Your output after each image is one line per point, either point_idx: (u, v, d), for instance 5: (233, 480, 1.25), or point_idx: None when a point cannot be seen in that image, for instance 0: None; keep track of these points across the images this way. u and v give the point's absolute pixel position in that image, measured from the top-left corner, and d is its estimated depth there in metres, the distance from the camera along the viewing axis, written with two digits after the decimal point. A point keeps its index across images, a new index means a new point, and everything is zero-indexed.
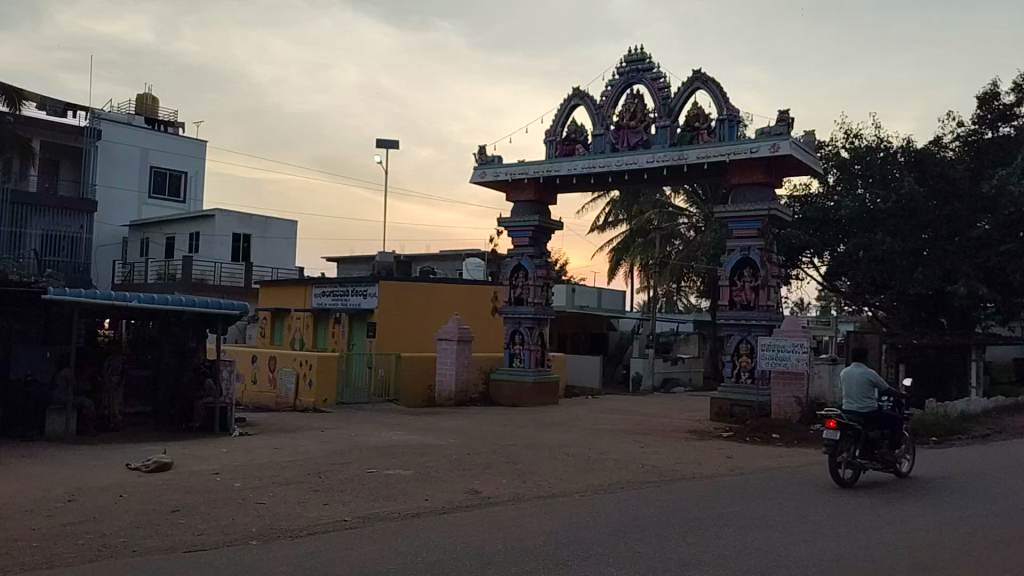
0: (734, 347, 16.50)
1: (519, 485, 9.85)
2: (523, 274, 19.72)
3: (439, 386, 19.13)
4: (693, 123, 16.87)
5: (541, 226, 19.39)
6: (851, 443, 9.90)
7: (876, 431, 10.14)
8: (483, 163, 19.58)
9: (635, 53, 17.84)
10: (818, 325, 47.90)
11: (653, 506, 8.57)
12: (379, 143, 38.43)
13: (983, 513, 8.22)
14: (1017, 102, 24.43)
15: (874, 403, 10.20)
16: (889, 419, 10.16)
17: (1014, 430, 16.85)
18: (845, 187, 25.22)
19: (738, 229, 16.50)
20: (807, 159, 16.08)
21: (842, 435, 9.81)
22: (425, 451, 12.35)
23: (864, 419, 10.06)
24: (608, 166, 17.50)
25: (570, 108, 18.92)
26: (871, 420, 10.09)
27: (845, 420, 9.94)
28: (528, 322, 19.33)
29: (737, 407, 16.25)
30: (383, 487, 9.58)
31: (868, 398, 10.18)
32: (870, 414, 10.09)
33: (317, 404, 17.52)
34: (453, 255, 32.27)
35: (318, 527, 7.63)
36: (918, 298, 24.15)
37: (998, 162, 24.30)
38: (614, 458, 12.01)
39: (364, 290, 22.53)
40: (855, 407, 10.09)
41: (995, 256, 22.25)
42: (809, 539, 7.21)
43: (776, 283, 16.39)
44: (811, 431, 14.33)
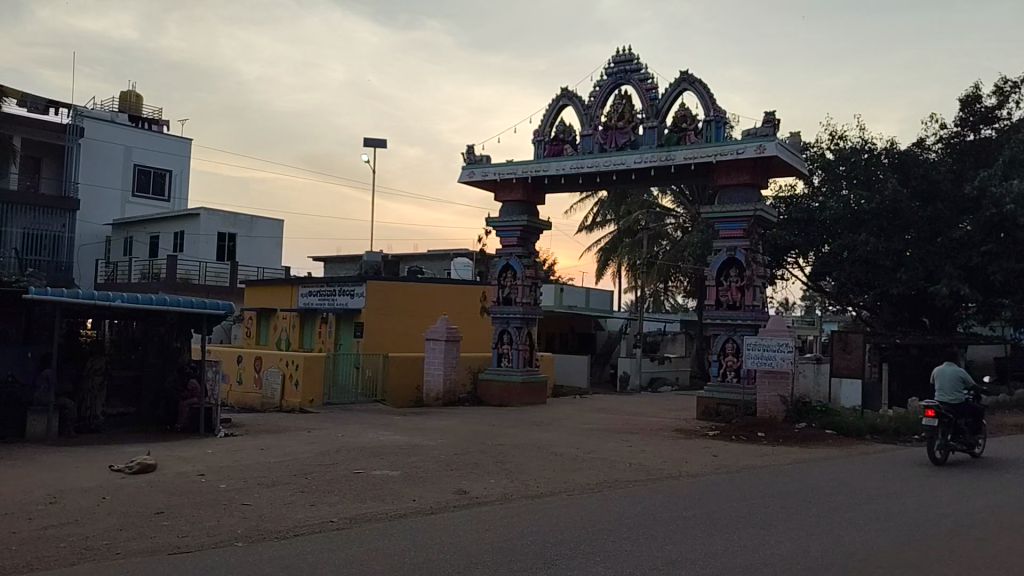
0: (720, 346, 16.64)
1: (506, 485, 9.90)
2: (511, 274, 19.76)
3: (427, 385, 19.15)
4: (680, 124, 16.99)
5: (529, 226, 19.46)
6: (944, 429, 11.58)
7: (962, 419, 11.83)
8: (471, 163, 19.63)
9: (623, 54, 17.94)
10: (802, 325, 48.26)
11: (639, 505, 8.66)
12: (366, 142, 38.37)
13: (963, 511, 8.37)
14: (999, 104, 24.78)
15: (962, 396, 11.90)
16: (975, 410, 11.88)
17: (995, 429, 17.07)
18: (829, 188, 25.46)
19: (724, 229, 16.62)
20: (792, 160, 16.23)
21: (937, 422, 11.47)
22: (414, 451, 12.38)
23: (954, 409, 11.74)
24: (595, 166, 17.60)
25: (559, 108, 18.99)
26: (959, 410, 11.76)
27: (940, 410, 11.60)
28: (516, 322, 19.40)
29: (723, 406, 16.37)
30: (370, 487, 9.60)
31: (957, 391, 11.88)
32: (958, 405, 11.78)
33: (303, 404, 17.48)
34: (441, 255, 32.29)
35: (305, 528, 7.66)
36: (901, 298, 24.44)
37: (980, 164, 24.65)
38: (601, 458, 12.10)
39: (351, 290, 22.50)
40: (946, 399, 11.80)
41: (976, 256, 22.56)
42: (792, 536, 7.33)
43: (761, 283, 16.53)
44: (797, 430, 14.46)
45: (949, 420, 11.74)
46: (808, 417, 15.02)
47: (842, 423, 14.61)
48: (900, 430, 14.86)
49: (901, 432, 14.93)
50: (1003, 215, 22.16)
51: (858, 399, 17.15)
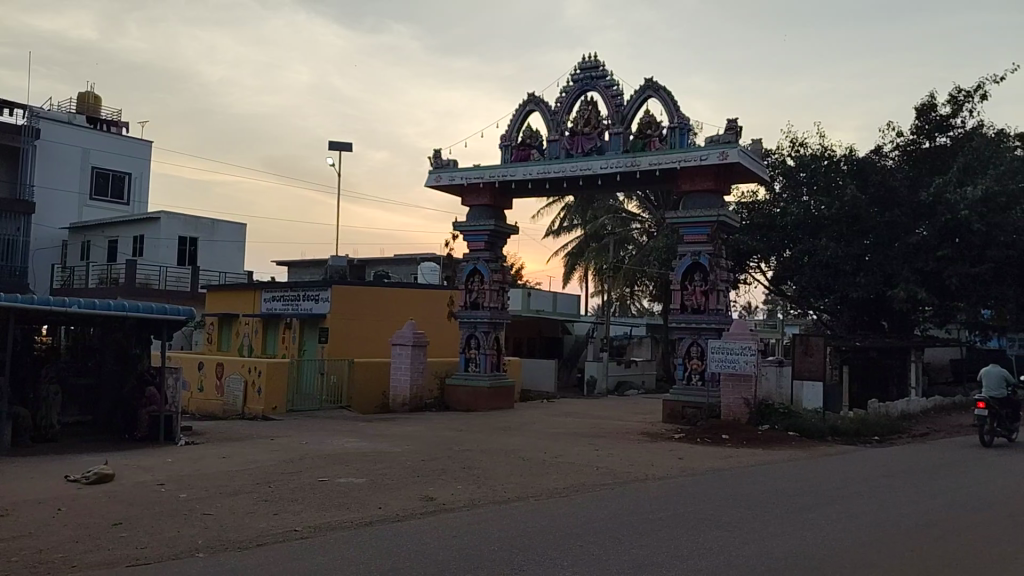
0: (685, 349, 16.80)
1: (474, 490, 9.87)
2: (479, 278, 19.73)
3: (393, 391, 19.02)
4: (645, 131, 17.14)
5: (496, 231, 19.45)
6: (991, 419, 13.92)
7: (1005, 410, 14.13)
8: (437, 167, 19.58)
9: (589, 60, 18.06)
10: (764, 328, 48.98)
11: (606, 509, 8.69)
12: (331, 145, 38.05)
13: (920, 510, 8.55)
14: (953, 113, 25.44)
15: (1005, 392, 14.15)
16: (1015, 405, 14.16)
17: (951, 429, 17.54)
18: (790, 195, 25.84)
19: (689, 234, 16.83)
20: (754, 166, 16.49)
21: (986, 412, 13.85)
22: (380, 457, 12.29)
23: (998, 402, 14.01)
24: (562, 172, 17.67)
25: (525, 113, 19.04)
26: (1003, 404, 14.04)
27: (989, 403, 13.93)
28: (484, 327, 19.39)
29: (689, 408, 16.53)
30: (334, 495, 9.49)
31: (1001, 388, 14.14)
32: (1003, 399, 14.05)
33: (266, 411, 17.23)
34: (408, 259, 32.13)
35: (267, 537, 7.54)
36: (860, 302, 24.93)
37: (935, 171, 25.31)
38: (569, 462, 12.14)
39: (315, 295, 22.24)
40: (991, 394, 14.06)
41: (932, 261, 23.15)
42: (756, 538, 7.41)
43: (725, 287, 16.75)
44: (760, 432, 14.67)
45: (995, 411, 14.07)
46: (771, 419, 15.24)
47: (803, 424, 14.86)
48: (860, 431, 15.16)
49: (860, 433, 15.22)
50: (957, 221, 22.77)
51: (820, 401, 17.46)
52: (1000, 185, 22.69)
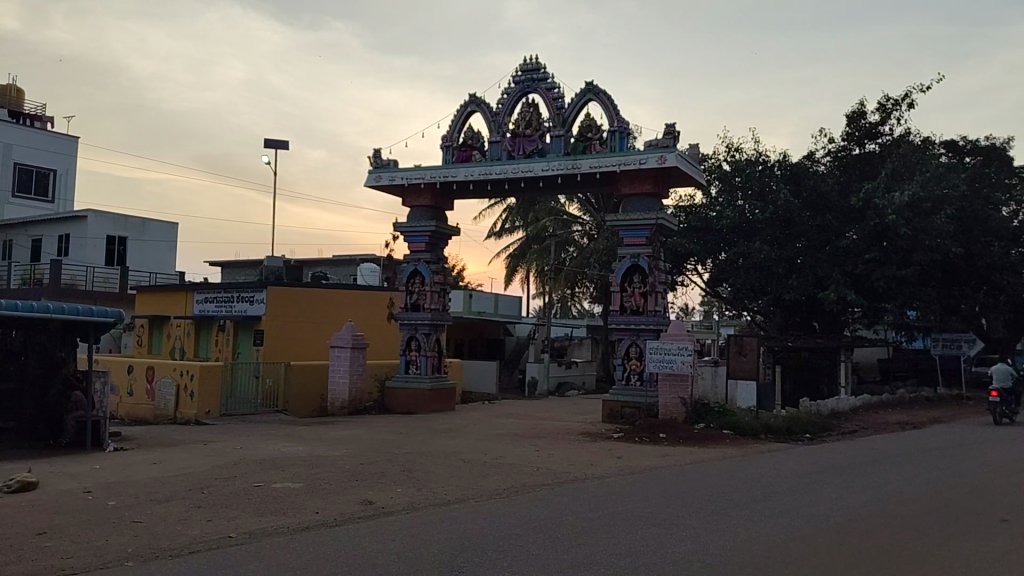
0: (624, 350, 16.92)
1: (413, 493, 9.70)
2: (419, 279, 19.48)
3: (331, 394, 18.62)
4: (586, 134, 17.24)
5: (437, 232, 19.25)
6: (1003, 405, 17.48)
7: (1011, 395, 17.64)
8: (378, 166, 19.27)
9: (530, 62, 18.05)
10: (700, 328, 49.89)
11: (548, 509, 8.65)
12: (268, 143, 37.16)
13: (851, 505, 8.79)
14: (881, 121, 26.43)
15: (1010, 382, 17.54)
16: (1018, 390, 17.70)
17: (877, 426, 18.20)
18: (726, 199, 26.39)
19: (628, 237, 16.97)
20: (691, 171, 16.76)
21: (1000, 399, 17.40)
22: (318, 462, 11.97)
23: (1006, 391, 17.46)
24: (503, 174, 17.62)
25: (467, 114, 18.91)
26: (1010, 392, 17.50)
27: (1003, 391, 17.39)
28: (425, 328, 19.17)
29: (628, 408, 16.66)
30: (269, 501, 9.18)
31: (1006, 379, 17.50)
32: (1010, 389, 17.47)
33: (198, 416, 16.63)
34: (347, 260, 31.61)
35: (199, 545, 7.22)
36: (792, 303, 25.67)
37: (864, 176, 26.24)
38: (509, 463, 12.07)
39: (250, 296, 21.63)
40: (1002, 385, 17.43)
41: (861, 264, 23.97)
42: (695, 535, 7.47)
43: (663, 289, 16.97)
44: (697, 431, 14.90)
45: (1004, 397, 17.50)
46: (707, 418, 15.50)
47: (737, 423, 15.16)
48: (792, 428, 15.56)
49: (792, 430, 15.63)
50: (885, 225, 23.66)
51: (753, 400, 17.88)
52: (925, 191, 23.65)
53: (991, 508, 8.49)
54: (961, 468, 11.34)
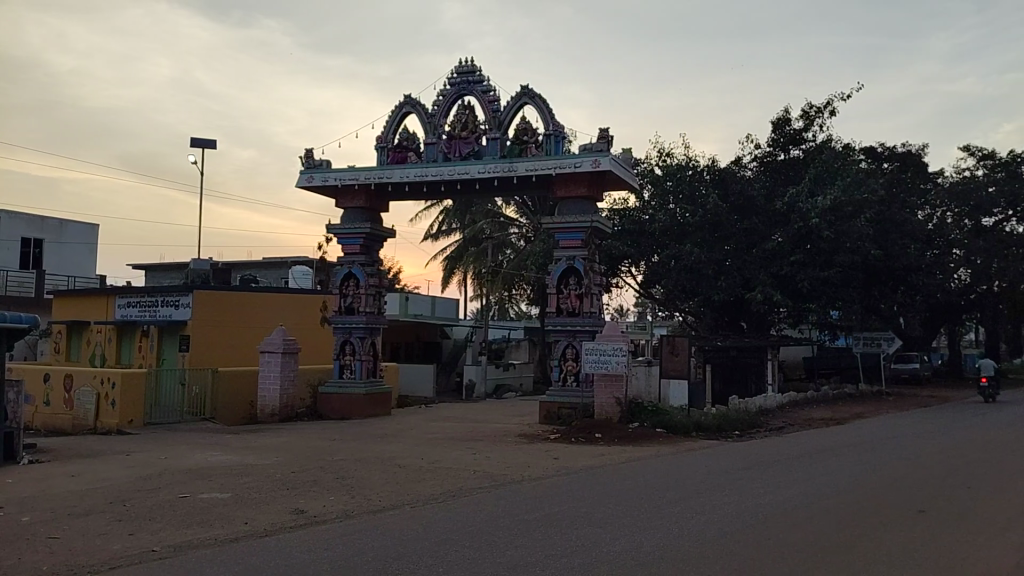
0: (561, 352, 17.02)
1: (347, 501, 9.49)
2: (354, 282, 19.15)
3: (262, 401, 18.15)
4: (522, 137, 17.28)
5: (372, 234, 18.96)
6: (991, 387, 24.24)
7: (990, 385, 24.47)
8: (309, 167, 18.87)
9: (465, 64, 17.99)
10: (634, 328, 50.70)
11: (483, 512, 8.60)
12: (194, 142, 36.01)
13: (776, 500, 9.02)
14: (804, 127, 27.39)
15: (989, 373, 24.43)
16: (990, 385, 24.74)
17: (802, 422, 18.84)
18: (658, 203, 26.83)
19: (564, 239, 17.08)
20: (625, 175, 17.00)
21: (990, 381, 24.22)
22: (248, 471, 11.62)
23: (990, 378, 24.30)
24: (439, 175, 17.48)
25: (401, 115, 18.72)
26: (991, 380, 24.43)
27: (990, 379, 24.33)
28: (359, 332, 18.87)
29: (565, 409, 16.75)
30: (196, 512, 8.85)
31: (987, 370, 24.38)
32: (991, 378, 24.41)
33: (120, 425, 15.94)
34: (278, 263, 30.89)
35: (121, 560, 6.89)
36: (722, 304, 26.37)
37: (788, 181, 27.17)
38: (446, 467, 11.99)
39: (175, 300, 20.87)
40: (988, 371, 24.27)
41: (786, 265, 24.82)
42: (629, 533, 7.54)
43: (598, 291, 17.17)
44: (631, 430, 15.07)
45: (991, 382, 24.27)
46: (641, 417, 15.74)
47: (669, 422, 15.44)
48: (721, 425, 15.98)
49: (721, 428, 16.05)
50: (808, 228, 24.54)
51: (684, 399, 18.24)
52: (846, 196, 24.65)
53: (910, 500, 8.85)
54: (880, 462, 11.82)
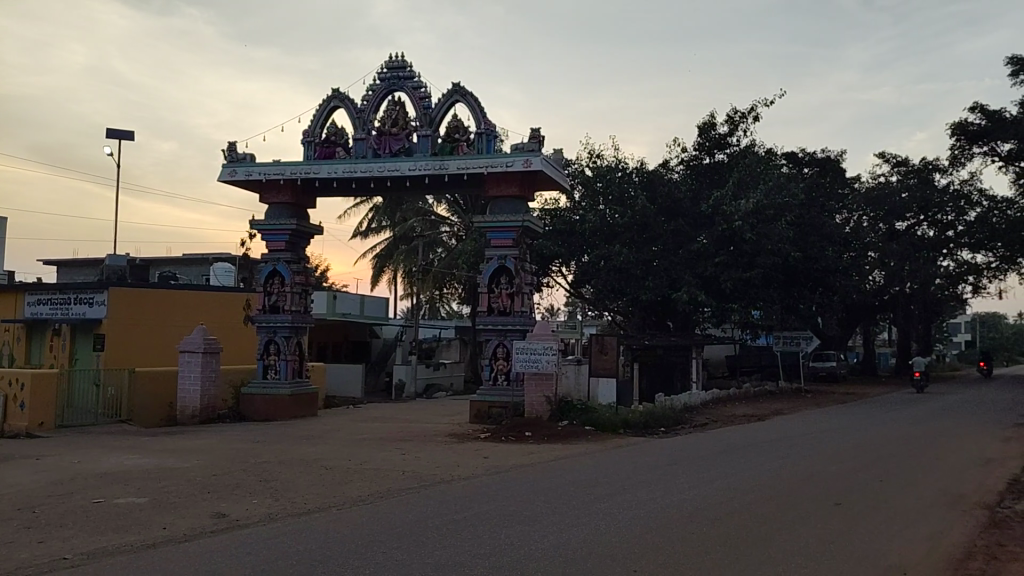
0: (492, 351, 16.97)
1: (271, 504, 9.19)
2: (279, 280, 18.62)
3: (181, 402, 17.45)
4: (453, 135, 17.12)
5: (298, 230, 18.46)
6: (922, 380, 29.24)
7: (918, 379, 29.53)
8: (232, 161, 18.25)
9: (396, 60, 17.73)
10: (565, 327, 51.07)
11: (411, 513, 8.45)
12: (110, 133, 34.37)
13: (702, 494, 9.19)
14: (728, 132, 28.14)
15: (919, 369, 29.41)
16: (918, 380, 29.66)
17: (725, 418, 19.32)
18: (588, 203, 27.07)
19: (495, 238, 17.02)
20: (556, 175, 17.09)
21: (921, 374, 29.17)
22: (166, 474, 11.13)
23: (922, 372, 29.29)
24: (368, 172, 17.15)
25: (329, 109, 18.30)
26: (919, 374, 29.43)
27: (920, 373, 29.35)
28: (284, 331, 18.37)
29: (495, 408, 16.68)
30: (110, 518, 8.40)
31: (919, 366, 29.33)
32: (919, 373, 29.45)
33: (29, 428, 14.99)
34: (199, 259, 29.80)
35: (26, 569, 6.46)
36: (649, 304, 26.88)
37: (713, 184, 27.87)
38: (374, 468, 11.74)
39: (89, 298, 19.83)
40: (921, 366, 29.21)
41: (711, 267, 25.44)
42: (557, 530, 7.53)
43: (529, 290, 17.20)
44: (561, 428, 15.14)
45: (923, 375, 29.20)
46: (570, 415, 15.83)
47: (598, 419, 15.56)
48: (648, 423, 16.28)
49: (648, 425, 16.34)
50: (731, 230, 25.23)
51: (612, 397, 18.48)
52: (768, 200, 25.48)
53: (828, 493, 9.13)
54: (799, 456, 12.24)
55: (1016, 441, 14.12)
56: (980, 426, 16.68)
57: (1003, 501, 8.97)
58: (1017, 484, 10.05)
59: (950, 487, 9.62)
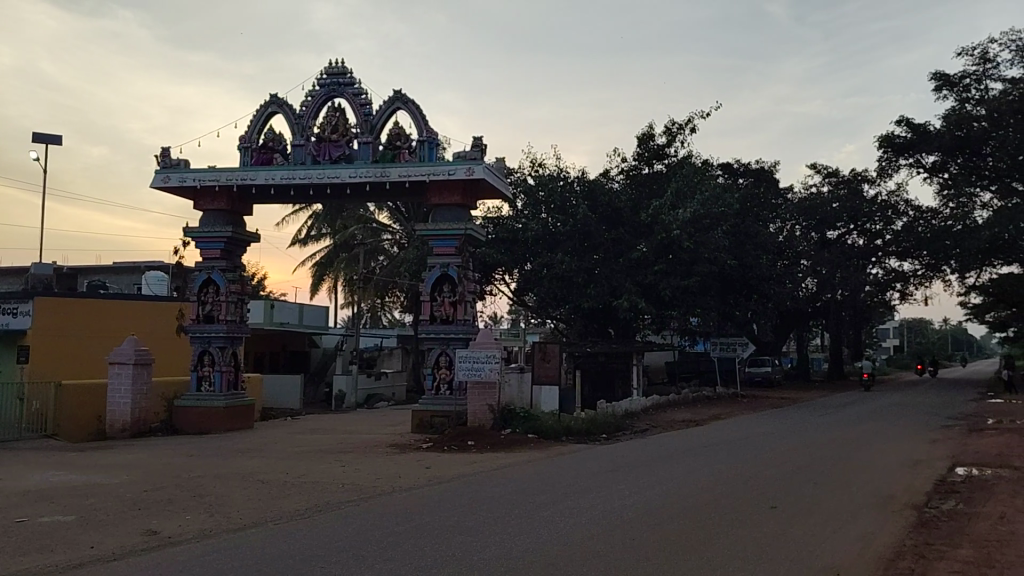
0: (434, 360, 16.85)
1: (206, 520, 8.89)
2: (213, 289, 18.12)
3: (111, 416, 16.78)
4: (395, 142, 16.97)
5: (233, 238, 17.99)
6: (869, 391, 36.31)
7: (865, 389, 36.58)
8: (165, 167, 17.71)
9: (336, 66, 17.51)
10: (508, 334, 51.20)
11: (352, 526, 8.28)
12: (36, 136, 32.91)
13: (642, 500, 9.27)
14: (667, 143, 28.71)
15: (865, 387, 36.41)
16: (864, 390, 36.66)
17: (665, 424, 19.63)
18: (530, 212, 27.14)
19: (438, 246, 16.94)
20: (498, 183, 17.12)
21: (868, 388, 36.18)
22: (94, 491, 10.66)
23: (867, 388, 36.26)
24: (307, 179, 16.86)
25: (267, 115, 17.95)
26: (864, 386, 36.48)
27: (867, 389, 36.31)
28: (219, 342, 17.88)
29: (437, 417, 16.55)
30: (33, 538, 7.99)
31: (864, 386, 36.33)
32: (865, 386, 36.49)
33: None
34: (130, 268, 28.78)
35: None
36: (591, 311, 27.16)
37: (653, 193, 28.33)
38: (313, 481, 11.49)
39: (12, 308, 18.90)
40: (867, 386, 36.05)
41: (650, 274, 25.88)
42: (500, 539, 7.49)
43: (472, 299, 17.15)
44: (503, 436, 15.14)
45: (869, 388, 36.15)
46: (513, 423, 15.83)
47: (541, 427, 15.63)
48: (590, 429, 16.40)
49: (590, 431, 16.48)
50: (670, 239, 25.71)
51: (555, 404, 18.56)
52: (704, 209, 26.08)
53: (765, 498, 9.30)
54: (737, 460, 12.49)
55: (940, 442, 14.75)
56: (907, 428, 17.38)
57: (930, 501, 9.31)
58: (943, 484, 10.46)
59: (880, 489, 9.94)
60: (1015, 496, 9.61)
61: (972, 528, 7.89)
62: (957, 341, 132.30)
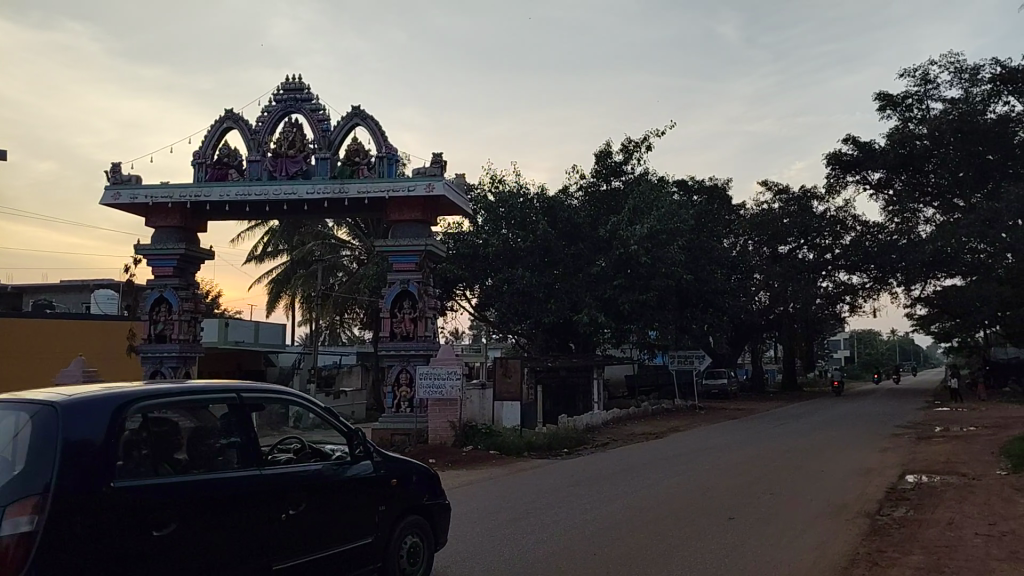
0: (395, 377, 16.75)
1: None
2: (166, 308, 17.77)
3: None
4: (353, 158, 16.91)
5: (187, 255, 17.67)
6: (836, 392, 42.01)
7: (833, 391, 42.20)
8: (116, 183, 17.34)
9: (293, 81, 17.39)
10: (470, 350, 50.99)
11: None
12: None
13: (601, 515, 9.31)
14: (624, 161, 29.09)
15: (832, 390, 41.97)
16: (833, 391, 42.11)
17: (625, 438, 19.72)
18: (492, 227, 26.87)
19: (397, 262, 16.86)
20: (458, 200, 17.16)
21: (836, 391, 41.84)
22: None
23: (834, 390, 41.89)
24: (264, 195, 16.67)
25: (222, 130, 17.72)
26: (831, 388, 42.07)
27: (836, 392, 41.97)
28: (172, 361, 17.47)
29: (397, 435, 16.17)
30: None
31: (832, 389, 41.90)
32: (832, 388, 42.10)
33: None
34: (79, 286, 27.97)
35: None
36: (551, 326, 27.27)
37: (611, 209, 28.51)
38: None
39: None
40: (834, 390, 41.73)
41: (610, 289, 26.10)
42: (459, 558, 7.39)
43: (432, 315, 17.00)
44: (465, 453, 15.06)
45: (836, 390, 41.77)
46: (474, 440, 15.74)
47: (502, 442, 15.61)
48: (552, 445, 16.41)
49: (552, 447, 16.48)
50: (628, 254, 26.02)
51: (517, 420, 18.52)
52: (661, 225, 26.47)
53: (720, 509, 9.41)
54: (695, 472, 12.65)
55: (890, 451, 15.09)
56: (859, 437, 17.71)
57: (881, 508, 9.53)
58: (894, 492, 10.70)
59: (835, 498, 10.12)
60: (961, 501, 9.89)
61: (920, 534, 8.10)
62: (907, 352, 136.21)
